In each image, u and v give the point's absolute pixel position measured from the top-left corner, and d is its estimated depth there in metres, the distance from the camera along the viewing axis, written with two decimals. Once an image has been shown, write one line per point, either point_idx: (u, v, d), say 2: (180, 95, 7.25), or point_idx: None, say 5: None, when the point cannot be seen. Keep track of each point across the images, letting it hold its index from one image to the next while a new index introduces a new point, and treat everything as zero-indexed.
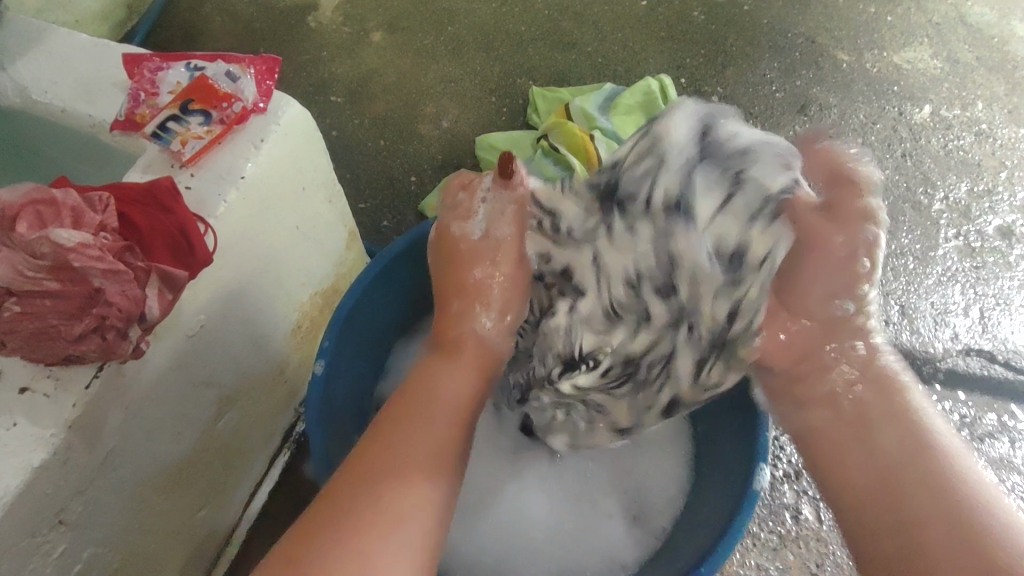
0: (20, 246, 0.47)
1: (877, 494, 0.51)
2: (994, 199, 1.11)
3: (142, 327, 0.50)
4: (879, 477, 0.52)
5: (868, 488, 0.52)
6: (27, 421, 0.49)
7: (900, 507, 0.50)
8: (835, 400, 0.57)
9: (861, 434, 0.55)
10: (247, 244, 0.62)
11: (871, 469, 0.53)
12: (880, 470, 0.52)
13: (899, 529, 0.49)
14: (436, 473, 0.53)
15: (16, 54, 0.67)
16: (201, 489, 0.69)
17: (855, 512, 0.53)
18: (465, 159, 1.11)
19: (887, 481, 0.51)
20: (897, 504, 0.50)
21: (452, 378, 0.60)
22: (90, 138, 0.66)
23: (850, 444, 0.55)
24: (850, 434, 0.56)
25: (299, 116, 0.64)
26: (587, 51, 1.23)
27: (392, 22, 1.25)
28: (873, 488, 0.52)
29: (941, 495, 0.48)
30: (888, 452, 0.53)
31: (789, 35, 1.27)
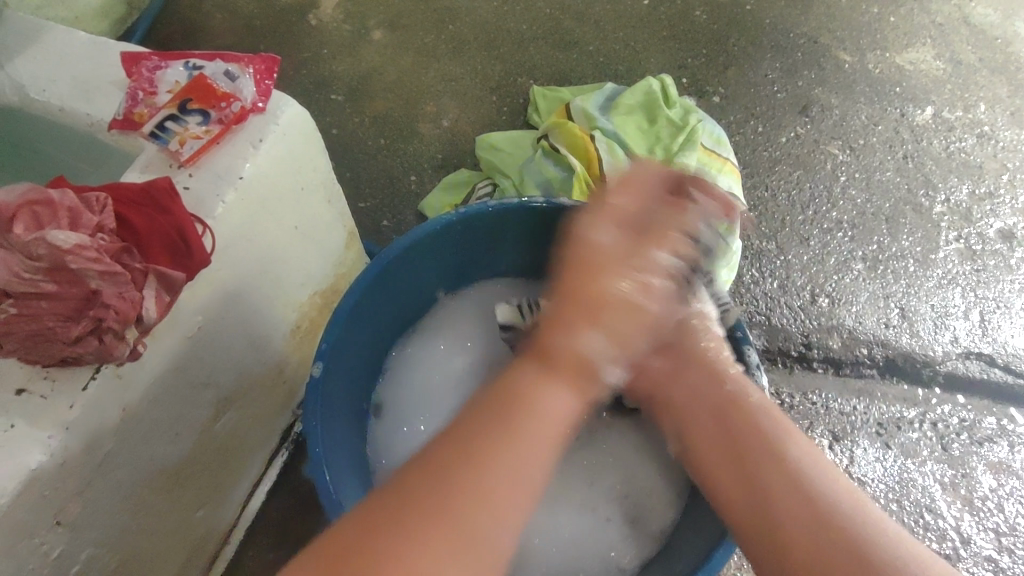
0: (17, 247, 0.46)
1: (737, 472, 0.57)
2: (995, 202, 1.11)
3: (140, 329, 0.50)
4: (730, 457, 0.58)
5: (721, 466, 0.59)
6: (25, 422, 0.48)
7: (755, 485, 0.55)
8: (714, 406, 0.62)
9: (722, 433, 0.60)
10: (246, 245, 0.62)
11: (721, 456, 0.59)
12: (738, 454, 0.58)
13: (754, 506, 0.54)
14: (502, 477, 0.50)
15: (14, 51, 0.67)
16: (199, 489, 0.69)
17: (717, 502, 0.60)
18: (465, 158, 1.10)
19: (743, 464, 0.57)
20: (753, 478, 0.56)
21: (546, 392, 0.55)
22: (88, 138, 0.65)
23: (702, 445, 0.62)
24: (706, 424, 0.62)
25: (299, 116, 0.64)
26: (589, 50, 1.23)
27: (393, 19, 1.25)
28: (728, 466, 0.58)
29: (793, 474, 0.54)
30: (745, 442, 0.58)
31: (791, 35, 1.27)
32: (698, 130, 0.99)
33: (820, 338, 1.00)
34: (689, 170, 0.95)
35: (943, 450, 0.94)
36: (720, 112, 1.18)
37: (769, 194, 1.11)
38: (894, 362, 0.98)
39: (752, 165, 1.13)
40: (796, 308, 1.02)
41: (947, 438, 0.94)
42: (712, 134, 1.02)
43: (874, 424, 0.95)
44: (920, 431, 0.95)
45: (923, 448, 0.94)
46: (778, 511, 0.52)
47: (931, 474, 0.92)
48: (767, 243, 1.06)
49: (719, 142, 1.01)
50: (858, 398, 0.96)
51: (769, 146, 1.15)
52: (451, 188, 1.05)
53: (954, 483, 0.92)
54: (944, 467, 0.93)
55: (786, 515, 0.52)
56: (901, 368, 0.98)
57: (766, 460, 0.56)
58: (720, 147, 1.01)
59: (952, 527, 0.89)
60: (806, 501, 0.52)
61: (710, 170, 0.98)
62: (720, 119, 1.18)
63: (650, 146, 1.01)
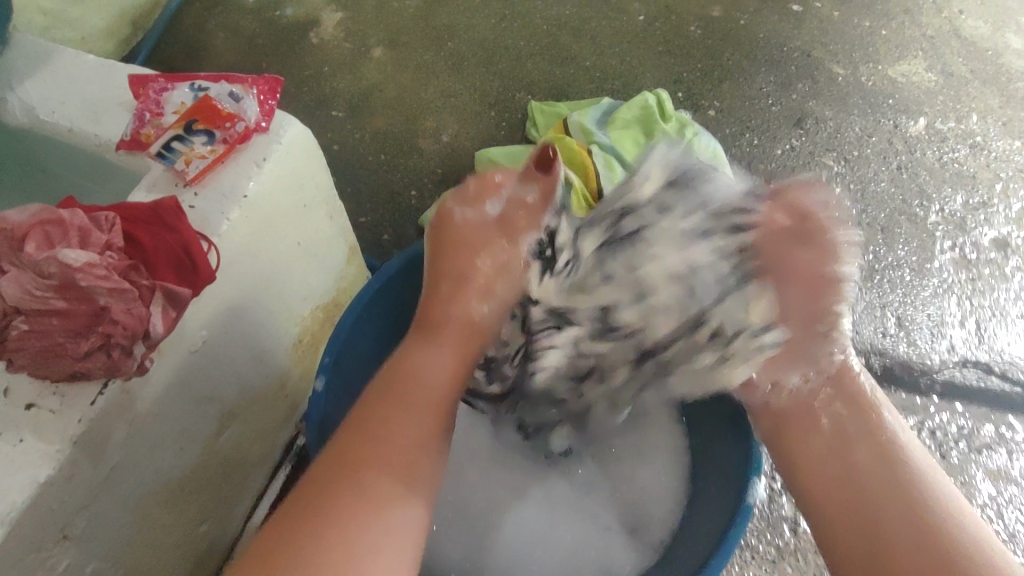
0: (29, 266, 0.48)
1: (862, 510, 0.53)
2: (989, 211, 1.12)
3: (147, 345, 0.50)
4: (850, 499, 0.54)
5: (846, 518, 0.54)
6: (34, 436, 0.50)
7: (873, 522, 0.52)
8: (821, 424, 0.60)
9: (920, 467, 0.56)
10: (248, 261, 0.63)
11: (835, 475, 0.56)
12: (848, 493, 0.55)
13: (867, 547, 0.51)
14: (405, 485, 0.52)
15: (24, 74, 0.69)
16: (204, 503, 0.70)
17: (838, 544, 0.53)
18: (465, 173, 1.12)
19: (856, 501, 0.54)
20: (865, 508, 0.53)
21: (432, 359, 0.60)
22: (95, 158, 0.67)
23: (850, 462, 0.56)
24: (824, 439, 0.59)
25: (300, 135, 0.65)
26: (586, 65, 1.25)
27: (393, 38, 1.27)
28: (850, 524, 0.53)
29: (919, 517, 0.50)
30: (870, 485, 0.54)
31: (785, 49, 1.29)
32: (693, 144, 1.01)
33: None
34: None
35: (942, 458, 0.94)
36: (716, 125, 1.20)
37: None
38: (891, 371, 0.99)
39: (748, 177, 1.15)
40: None
41: (946, 446, 0.95)
42: (707, 147, 1.04)
43: None
44: (918, 439, 0.95)
45: None
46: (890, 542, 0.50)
47: None
48: None
49: (714, 155, 1.03)
50: None
51: (764, 158, 1.16)
52: None
53: None
54: None
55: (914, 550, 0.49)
56: (898, 377, 0.99)
57: (882, 475, 0.54)
58: (716, 160, 1.03)
59: None
60: (913, 516, 0.50)
61: None
62: (715, 132, 1.20)
63: None
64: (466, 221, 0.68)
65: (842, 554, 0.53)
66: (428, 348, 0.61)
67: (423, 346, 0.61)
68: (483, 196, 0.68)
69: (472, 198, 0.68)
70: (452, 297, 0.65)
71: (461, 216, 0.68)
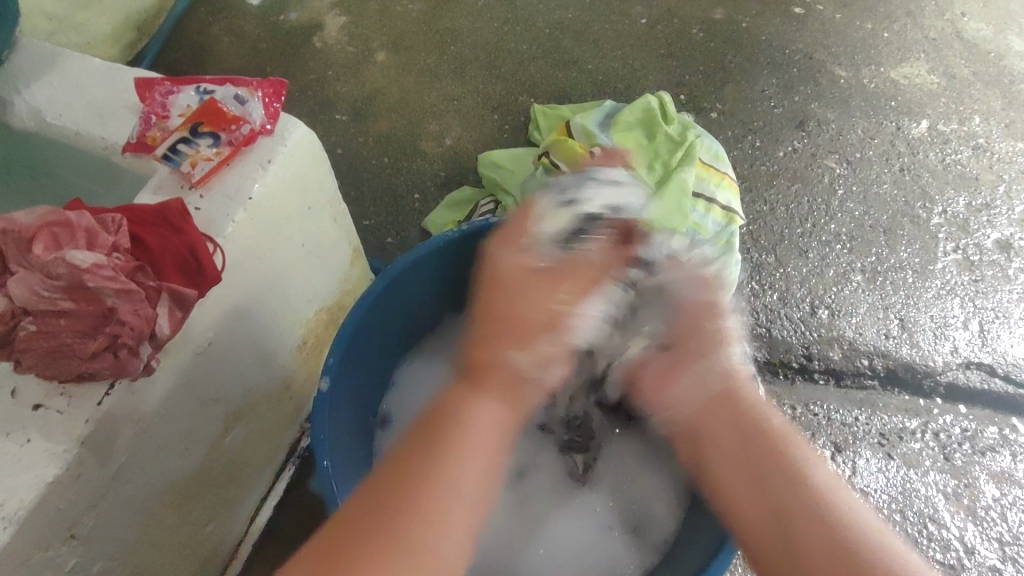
0: (38, 267, 0.48)
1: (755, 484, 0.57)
2: (992, 213, 1.12)
3: (154, 345, 0.51)
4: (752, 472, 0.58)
5: (762, 516, 0.55)
6: (41, 436, 0.50)
7: (783, 515, 0.54)
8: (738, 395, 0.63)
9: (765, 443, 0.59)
10: (253, 263, 0.64)
11: (742, 464, 0.59)
12: (767, 501, 0.56)
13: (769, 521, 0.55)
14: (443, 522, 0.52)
15: (31, 78, 0.69)
16: (209, 504, 0.70)
17: (755, 541, 0.55)
18: (468, 176, 1.13)
19: (762, 480, 0.57)
20: (782, 511, 0.54)
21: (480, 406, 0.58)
22: (101, 161, 0.68)
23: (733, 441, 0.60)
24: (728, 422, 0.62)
25: (304, 137, 0.65)
26: (588, 68, 1.26)
27: (396, 41, 1.28)
28: (768, 520, 0.55)
29: (814, 497, 0.54)
30: (771, 462, 0.57)
31: (787, 52, 1.29)
32: (696, 146, 1.01)
33: (820, 350, 1.00)
34: (688, 185, 0.97)
35: (945, 460, 0.94)
36: (718, 127, 1.20)
37: (767, 208, 1.12)
38: (894, 372, 0.99)
39: (751, 179, 1.15)
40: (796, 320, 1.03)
41: (950, 448, 0.95)
42: (710, 149, 1.04)
43: (876, 435, 0.95)
44: (921, 441, 0.95)
45: (925, 459, 0.94)
46: (793, 528, 0.53)
47: (934, 484, 0.92)
48: (767, 256, 1.08)
49: (717, 158, 1.03)
50: (860, 409, 0.97)
51: (767, 160, 1.17)
52: (455, 205, 1.07)
53: (957, 492, 0.92)
54: (947, 477, 0.93)
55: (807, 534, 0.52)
56: (901, 378, 0.99)
57: (792, 486, 0.55)
58: (719, 162, 1.03)
59: (956, 537, 0.89)
60: (819, 511, 0.53)
61: (709, 185, 1.00)
62: (717, 134, 1.20)
63: (649, 161, 1.03)
64: (510, 265, 0.64)
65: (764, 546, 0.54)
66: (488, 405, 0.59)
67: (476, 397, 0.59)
68: (522, 234, 0.66)
69: (517, 234, 0.66)
70: (500, 340, 0.62)
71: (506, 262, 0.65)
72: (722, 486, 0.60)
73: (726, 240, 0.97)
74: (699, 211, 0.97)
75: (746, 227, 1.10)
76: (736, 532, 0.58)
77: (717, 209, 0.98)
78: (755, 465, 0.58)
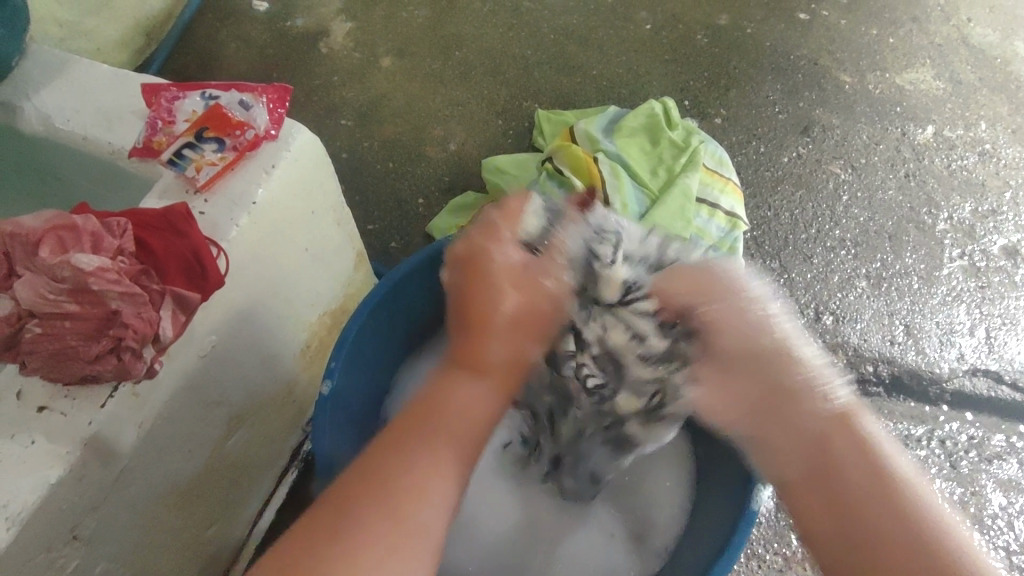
0: (43, 270, 0.49)
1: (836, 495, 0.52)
2: (999, 219, 1.12)
3: (157, 347, 0.52)
4: (819, 481, 0.54)
5: (828, 519, 0.53)
6: (45, 438, 0.50)
7: (854, 518, 0.51)
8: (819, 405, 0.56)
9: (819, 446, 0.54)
10: (256, 267, 0.64)
11: (814, 472, 0.54)
12: (842, 501, 0.52)
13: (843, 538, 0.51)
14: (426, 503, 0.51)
15: (40, 83, 0.70)
16: (211, 507, 0.70)
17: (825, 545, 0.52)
18: (472, 181, 1.13)
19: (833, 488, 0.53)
20: (856, 515, 0.51)
21: (457, 392, 0.58)
22: (107, 165, 0.68)
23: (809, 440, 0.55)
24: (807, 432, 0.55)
25: (308, 142, 0.66)
26: (593, 74, 1.26)
27: (402, 47, 1.29)
28: (836, 525, 0.52)
29: (890, 500, 0.51)
30: (852, 470, 0.52)
31: (791, 58, 1.29)
32: (699, 151, 1.02)
33: (825, 356, 1.00)
34: (691, 190, 0.97)
35: (952, 467, 0.93)
36: (722, 133, 1.20)
37: (772, 213, 1.12)
38: (899, 379, 0.99)
39: (755, 185, 1.15)
40: (800, 326, 1.02)
41: (956, 455, 0.94)
42: (714, 154, 1.04)
43: None
44: (927, 449, 0.94)
45: (930, 466, 0.93)
46: (869, 530, 0.50)
47: (940, 492, 0.92)
48: (771, 261, 1.07)
49: (721, 163, 1.03)
50: None
51: (771, 166, 1.17)
52: (458, 210, 1.07)
53: (964, 501, 0.91)
54: (953, 485, 0.92)
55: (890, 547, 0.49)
56: (906, 385, 0.98)
57: (875, 484, 0.52)
58: (722, 167, 1.03)
59: None
60: (899, 516, 0.50)
61: (713, 190, 1.00)
62: (722, 140, 1.20)
63: (653, 166, 1.03)
64: (501, 261, 0.63)
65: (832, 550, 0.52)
66: (470, 386, 0.59)
67: (461, 384, 0.59)
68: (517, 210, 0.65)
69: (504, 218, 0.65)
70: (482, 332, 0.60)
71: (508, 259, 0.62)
72: (796, 495, 0.55)
73: (730, 245, 0.97)
74: (703, 217, 0.97)
75: (751, 233, 1.10)
76: (814, 545, 0.54)
77: (720, 214, 0.98)
78: (837, 471, 0.53)
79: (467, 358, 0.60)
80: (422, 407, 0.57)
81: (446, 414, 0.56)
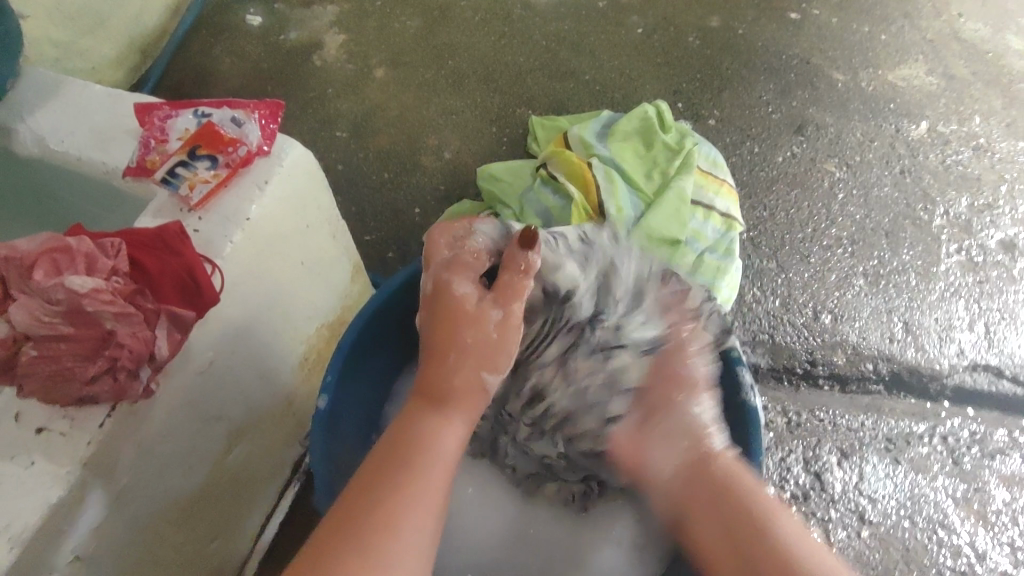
0: (38, 293, 0.50)
1: (734, 552, 0.58)
2: (995, 213, 1.12)
3: (152, 367, 0.52)
4: (714, 513, 0.61)
5: (721, 558, 0.59)
6: (43, 459, 0.51)
7: (731, 524, 0.59)
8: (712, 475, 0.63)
9: (692, 498, 0.63)
10: (252, 283, 0.64)
11: (708, 523, 0.61)
12: (726, 527, 0.59)
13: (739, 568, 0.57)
14: (424, 519, 0.52)
15: (35, 105, 0.71)
16: (212, 521, 0.71)
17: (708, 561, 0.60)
18: (467, 189, 1.14)
19: (727, 513, 0.60)
20: (747, 551, 0.57)
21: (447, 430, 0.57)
22: (102, 186, 0.69)
23: (722, 491, 0.61)
24: (706, 503, 0.61)
25: (301, 157, 0.66)
26: (586, 79, 1.26)
27: (394, 57, 1.29)
28: (727, 561, 0.58)
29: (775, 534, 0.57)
30: (743, 528, 0.58)
31: (784, 57, 1.29)
32: (693, 154, 1.02)
33: (825, 355, 1.00)
34: (686, 193, 0.97)
35: (954, 464, 0.93)
36: (716, 134, 1.20)
37: (767, 213, 1.12)
38: (900, 376, 0.98)
39: (750, 185, 1.15)
40: (799, 326, 1.02)
41: (958, 451, 0.94)
42: (708, 157, 1.04)
43: (883, 439, 0.94)
44: (930, 446, 0.94)
45: (933, 463, 0.93)
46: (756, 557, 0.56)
47: (943, 489, 0.91)
48: (768, 262, 1.07)
49: (715, 164, 1.04)
50: (865, 414, 0.96)
51: (766, 166, 1.17)
52: (454, 219, 1.07)
53: (967, 497, 0.91)
54: (956, 482, 0.92)
55: (762, 557, 0.56)
56: (907, 382, 0.98)
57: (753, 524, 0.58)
58: (717, 169, 1.03)
59: (967, 543, 0.88)
60: (770, 539, 0.57)
61: (707, 192, 1.00)
62: (716, 141, 1.20)
63: (648, 170, 1.03)
64: (463, 297, 0.60)
65: (713, 554, 0.59)
66: (443, 423, 0.57)
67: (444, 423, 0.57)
68: (467, 262, 0.63)
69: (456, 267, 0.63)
70: (460, 364, 0.58)
71: (462, 292, 0.61)
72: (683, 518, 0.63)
73: (726, 247, 0.97)
74: (698, 219, 0.98)
75: (747, 234, 1.10)
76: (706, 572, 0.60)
77: (716, 216, 0.99)
78: (734, 528, 0.59)
79: (427, 389, 0.59)
80: (396, 449, 0.55)
81: (421, 454, 0.55)
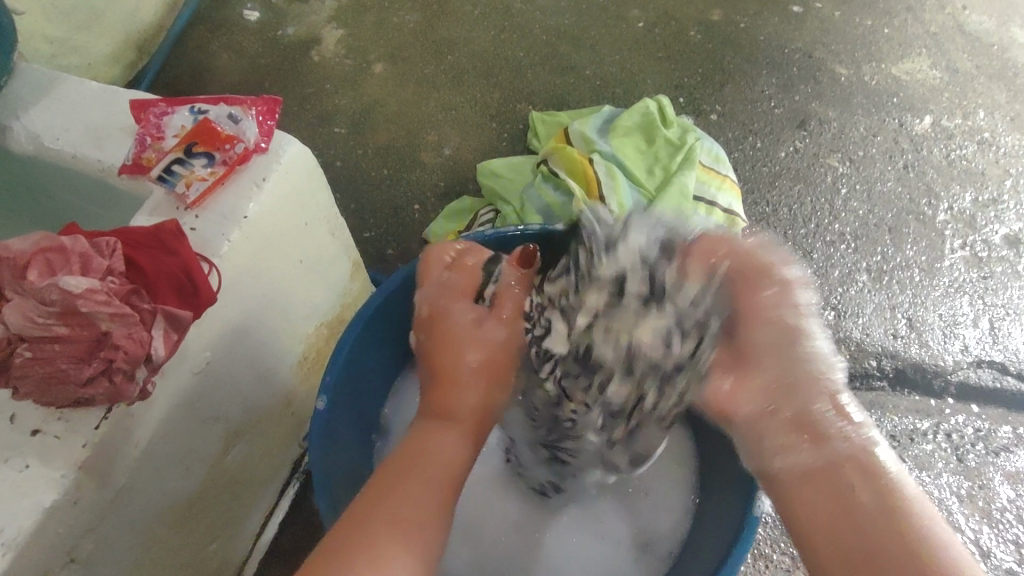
0: (32, 293, 0.49)
1: (852, 532, 0.51)
2: (1000, 208, 1.11)
3: (149, 368, 0.51)
4: (834, 500, 0.53)
5: (835, 537, 0.52)
6: (38, 461, 0.50)
7: (845, 505, 0.53)
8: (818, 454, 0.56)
9: (803, 470, 0.56)
10: (250, 282, 0.64)
11: (826, 508, 0.53)
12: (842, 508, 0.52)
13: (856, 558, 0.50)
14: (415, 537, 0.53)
15: (30, 101, 0.70)
16: (211, 522, 0.70)
17: (819, 551, 0.52)
18: (467, 185, 1.13)
19: (863, 531, 0.51)
20: (867, 542, 0.50)
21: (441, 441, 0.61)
22: (98, 183, 0.68)
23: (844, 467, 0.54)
24: (816, 486, 0.55)
25: (300, 153, 0.65)
26: (586, 74, 1.25)
27: (393, 52, 1.28)
28: (848, 544, 0.51)
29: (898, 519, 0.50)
30: (871, 517, 0.51)
31: (786, 51, 1.28)
32: (696, 149, 1.01)
33: None
34: (688, 189, 0.96)
35: (959, 461, 0.92)
36: (718, 129, 1.19)
37: (770, 209, 1.11)
38: (904, 373, 0.98)
39: (752, 181, 1.14)
40: None
41: (963, 448, 0.93)
42: (710, 152, 1.03)
43: (886, 437, 0.94)
44: (933, 442, 0.94)
45: (937, 460, 0.92)
46: (878, 549, 0.50)
47: (947, 486, 0.91)
48: None
49: (717, 160, 1.03)
50: (869, 411, 0.95)
51: (768, 161, 1.16)
52: (454, 215, 1.06)
53: (971, 495, 0.90)
54: (960, 479, 0.91)
55: (880, 540, 0.50)
56: (911, 379, 0.97)
57: (869, 501, 0.52)
58: (719, 164, 1.02)
59: (971, 540, 0.88)
60: (900, 524, 0.50)
61: (710, 188, 0.99)
62: (718, 136, 1.19)
63: (649, 166, 1.02)
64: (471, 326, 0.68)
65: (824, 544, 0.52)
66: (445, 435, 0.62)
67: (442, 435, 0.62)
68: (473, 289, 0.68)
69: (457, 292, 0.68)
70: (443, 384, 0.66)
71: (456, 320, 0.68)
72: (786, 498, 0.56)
73: None
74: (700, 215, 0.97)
75: (749, 230, 1.09)
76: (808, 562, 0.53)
77: (718, 212, 0.98)
78: (853, 516, 0.52)
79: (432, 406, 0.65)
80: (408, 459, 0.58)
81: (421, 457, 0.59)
